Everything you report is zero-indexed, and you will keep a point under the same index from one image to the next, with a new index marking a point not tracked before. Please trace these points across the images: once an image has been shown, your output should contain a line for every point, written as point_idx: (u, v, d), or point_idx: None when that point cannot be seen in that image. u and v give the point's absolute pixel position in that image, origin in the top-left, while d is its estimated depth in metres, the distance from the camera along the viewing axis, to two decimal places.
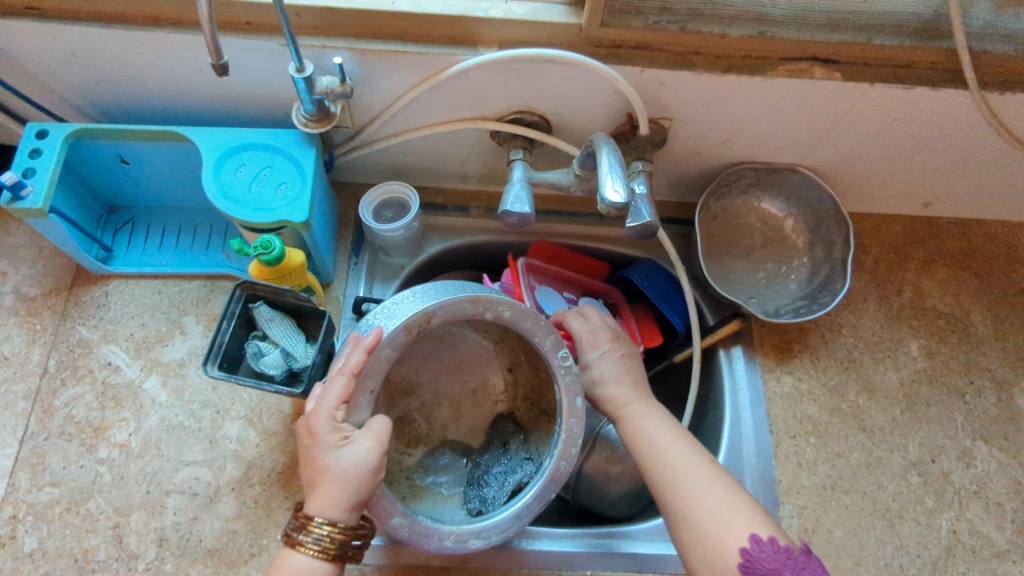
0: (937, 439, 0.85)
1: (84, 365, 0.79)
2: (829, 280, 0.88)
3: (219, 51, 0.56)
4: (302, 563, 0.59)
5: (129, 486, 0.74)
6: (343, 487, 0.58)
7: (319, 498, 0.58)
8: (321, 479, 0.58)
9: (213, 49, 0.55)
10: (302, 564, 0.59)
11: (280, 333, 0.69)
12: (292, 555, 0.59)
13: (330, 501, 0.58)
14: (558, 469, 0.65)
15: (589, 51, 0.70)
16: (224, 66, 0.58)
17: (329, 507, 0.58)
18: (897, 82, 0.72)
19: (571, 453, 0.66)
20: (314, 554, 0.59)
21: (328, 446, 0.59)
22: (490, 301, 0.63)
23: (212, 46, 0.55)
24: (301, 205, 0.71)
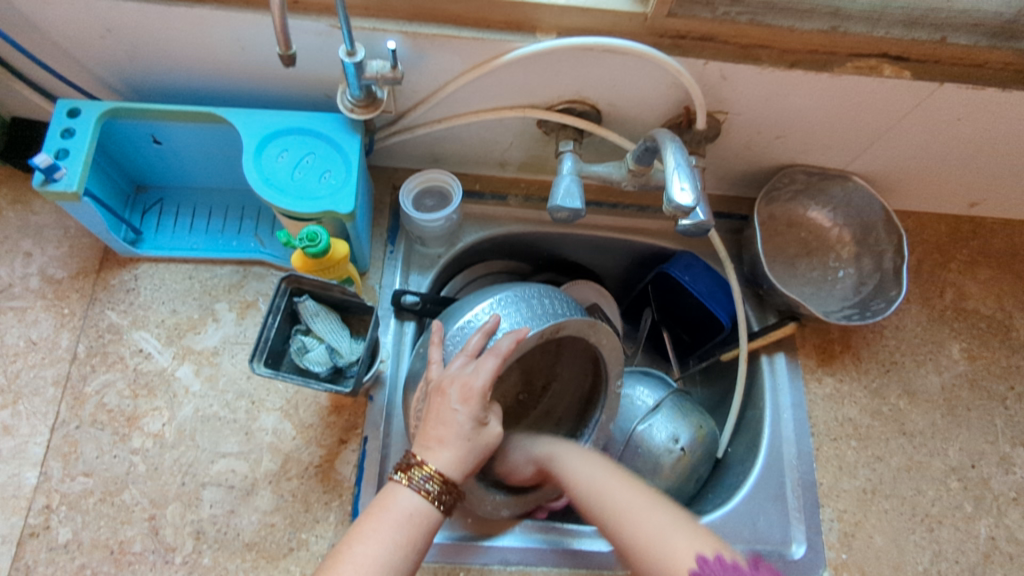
0: (977, 444, 0.84)
1: (114, 352, 0.77)
2: (879, 288, 0.87)
3: (288, 40, 0.55)
4: (410, 502, 0.56)
5: (164, 477, 0.72)
6: (474, 452, 0.60)
7: (448, 455, 0.58)
8: (451, 443, 0.59)
9: (283, 38, 0.53)
10: (411, 503, 0.56)
11: (326, 328, 0.66)
12: (404, 491, 0.57)
13: (454, 463, 0.58)
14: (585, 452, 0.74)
15: (651, 41, 0.67)
16: (292, 57, 0.56)
17: (452, 466, 0.58)
18: (968, 83, 0.69)
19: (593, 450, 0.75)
20: (425, 499, 0.57)
21: (471, 418, 0.59)
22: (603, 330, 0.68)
23: (281, 34, 0.54)
24: (346, 195, 0.68)
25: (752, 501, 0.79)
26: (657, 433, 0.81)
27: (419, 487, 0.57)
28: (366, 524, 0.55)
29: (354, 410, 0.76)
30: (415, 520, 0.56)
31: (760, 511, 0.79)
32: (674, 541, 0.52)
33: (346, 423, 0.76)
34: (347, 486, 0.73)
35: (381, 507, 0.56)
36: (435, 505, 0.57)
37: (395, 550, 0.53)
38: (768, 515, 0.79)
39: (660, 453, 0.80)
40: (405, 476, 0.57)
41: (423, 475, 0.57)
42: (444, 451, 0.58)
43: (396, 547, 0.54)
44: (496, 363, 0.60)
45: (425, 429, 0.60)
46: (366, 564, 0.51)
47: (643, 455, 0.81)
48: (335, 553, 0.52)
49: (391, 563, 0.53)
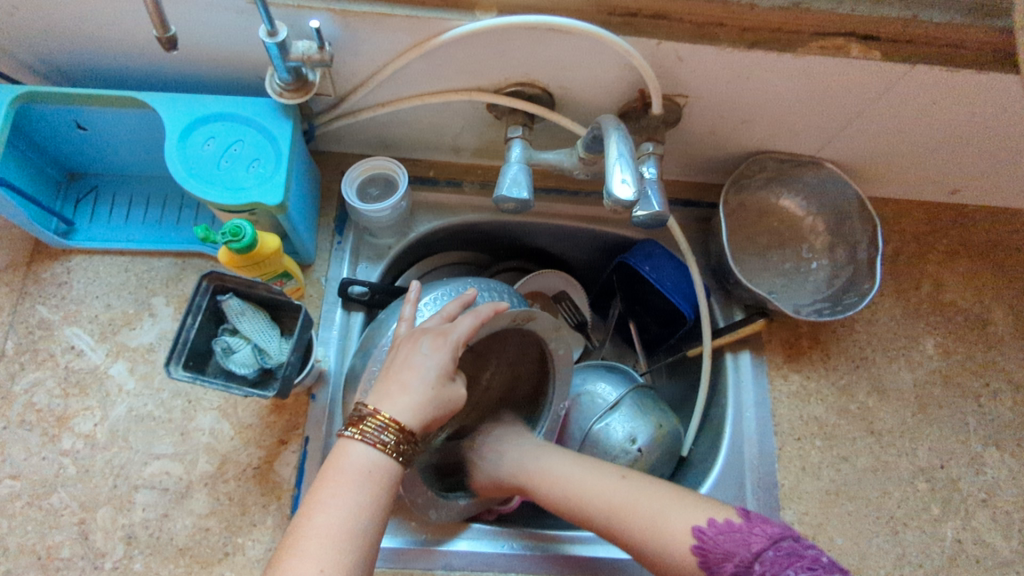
0: (948, 443, 0.81)
1: (45, 349, 0.73)
2: (853, 281, 0.82)
3: (168, 23, 0.51)
4: (364, 458, 0.54)
5: (94, 480, 0.69)
6: (435, 403, 0.57)
7: (408, 401, 0.56)
8: (413, 389, 0.57)
9: (159, 20, 0.50)
10: (366, 458, 0.54)
11: (253, 327, 0.62)
12: (357, 445, 0.54)
13: (413, 410, 0.56)
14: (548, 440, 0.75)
15: (600, 20, 0.63)
16: (173, 40, 0.52)
17: (408, 413, 0.56)
18: (943, 64, 0.64)
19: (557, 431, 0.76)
20: (382, 452, 0.54)
21: (440, 366, 0.57)
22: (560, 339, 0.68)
23: (158, 16, 0.50)
24: (274, 185, 0.64)
25: (712, 503, 0.76)
26: (612, 433, 0.78)
27: (374, 440, 0.54)
28: (324, 487, 0.52)
29: (294, 410, 0.73)
30: (372, 470, 0.54)
31: None
32: (674, 512, 0.59)
33: (287, 423, 0.73)
34: (286, 489, 0.70)
35: (333, 468, 0.54)
36: (393, 457, 0.54)
37: (360, 511, 0.52)
38: None
39: (616, 451, 0.78)
40: (358, 430, 0.55)
41: (376, 426, 0.55)
42: (404, 396, 0.56)
43: (359, 507, 0.52)
44: (478, 319, 0.59)
45: (386, 377, 0.58)
46: (331, 533, 0.50)
47: (600, 455, 0.78)
48: (296, 527, 0.51)
49: (358, 528, 0.51)
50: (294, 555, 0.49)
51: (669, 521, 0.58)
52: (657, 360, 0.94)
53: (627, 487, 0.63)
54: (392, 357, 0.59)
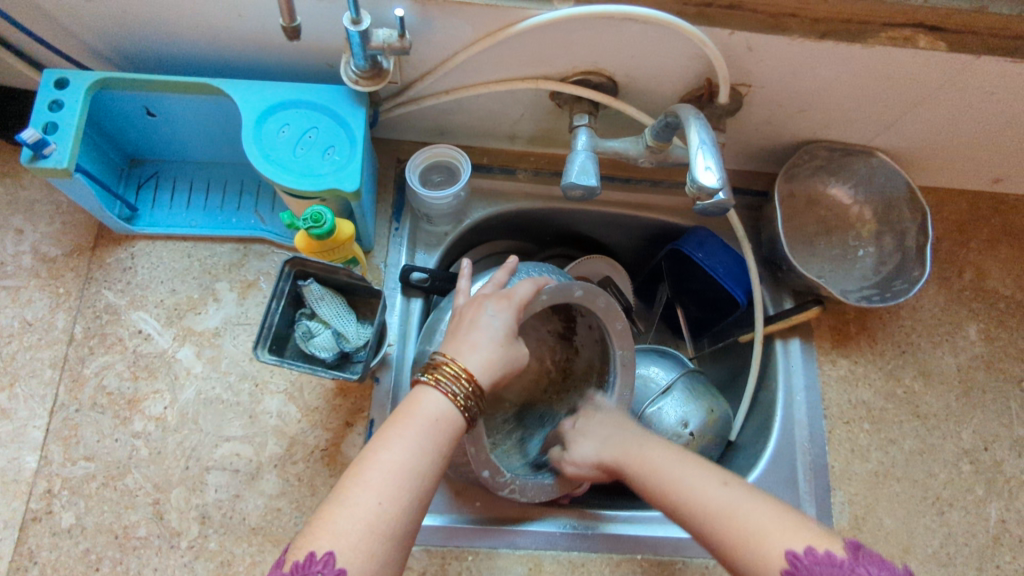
0: (991, 426, 0.83)
1: (112, 333, 0.74)
2: (901, 268, 0.84)
3: (293, 14, 0.57)
4: (437, 404, 0.55)
5: (167, 461, 0.71)
6: (500, 361, 0.60)
7: (477, 358, 0.58)
8: (482, 347, 0.59)
9: (287, 10, 0.56)
10: (439, 407, 0.55)
11: (331, 312, 0.64)
12: (430, 392, 0.56)
13: (482, 369, 0.58)
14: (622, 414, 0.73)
15: (675, 9, 0.63)
16: (297, 28, 0.58)
17: (481, 372, 0.58)
18: (1008, 56, 0.65)
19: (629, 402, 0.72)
20: (452, 405, 0.56)
21: (505, 324, 0.61)
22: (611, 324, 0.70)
23: (286, 7, 0.56)
24: (350, 172, 0.65)
25: (763, 484, 0.78)
26: (667, 417, 0.79)
27: (447, 390, 0.56)
28: (393, 430, 0.53)
29: (360, 393, 0.74)
30: (441, 422, 0.55)
31: (772, 494, 0.78)
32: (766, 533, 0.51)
33: (352, 406, 0.74)
34: None
35: (406, 412, 0.55)
36: (461, 413, 0.56)
37: (423, 455, 0.53)
38: (778, 497, 0.78)
39: (668, 435, 0.79)
40: (432, 377, 0.56)
41: (449, 374, 0.56)
42: (474, 353, 0.58)
43: (422, 452, 0.53)
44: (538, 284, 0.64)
45: (454, 337, 0.60)
46: (394, 471, 0.51)
47: (654, 438, 0.79)
48: (362, 459, 0.52)
49: (416, 468, 0.52)
50: (355, 486, 0.50)
51: (769, 538, 0.51)
52: (703, 346, 0.96)
53: (727, 494, 0.56)
54: (458, 321, 0.62)
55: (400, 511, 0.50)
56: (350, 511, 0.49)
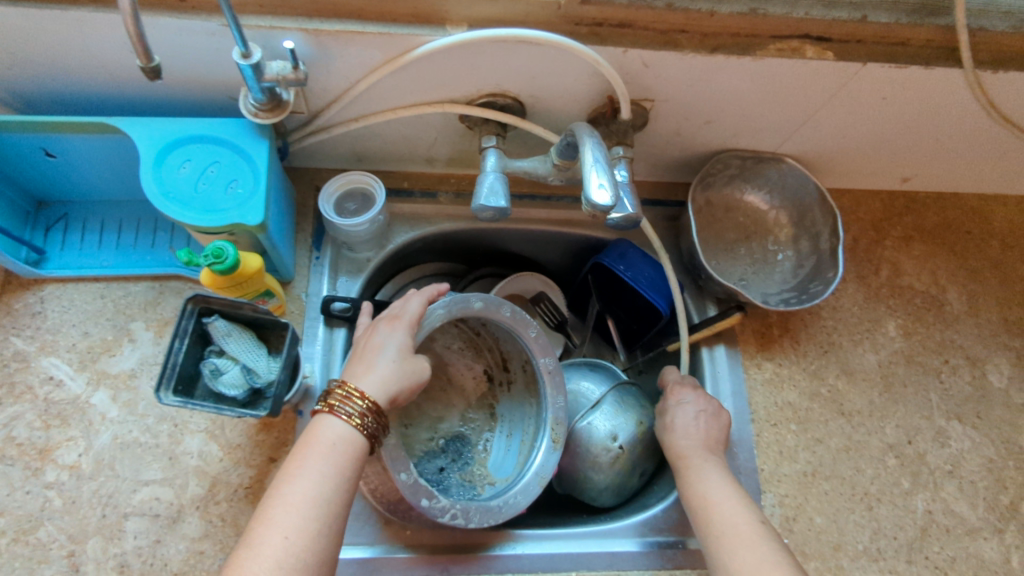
0: (914, 419, 0.85)
1: (22, 381, 0.72)
2: (817, 270, 0.86)
3: (150, 52, 0.50)
4: (334, 429, 0.55)
5: (83, 511, 0.68)
6: (399, 376, 0.60)
7: (374, 375, 0.59)
8: (378, 366, 0.60)
9: (141, 50, 0.49)
10: (336, 430, 0.55)
11: (240, 348, 0.63)
12: (327, 419, 0.56)
13: (379, 385, 0.59)
14: (557, 419, 0.73)
15: (569, 30, 0.64)
16: (157, 69, 0.52)
17: (376, 388, 0.58)
18: (892, 61, 0.68)
19: (561, 402, 0.73)
20: (349, 425, 0.56)
21: (399, 341, 0.62)
22: (523, 322, 0.73)
23: (140, 46, 0.49)
24: (253, 205, 0.64)
25: None
26: (594, 432, 0.79)
27: (344, 413, 0.56)
28: (292, 464, 0.53)
29: (282, 427, 0.73)
30: (342, 443, 0.55)
31: None
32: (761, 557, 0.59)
33: (276, 440, 0.73)
34: None
35: (306, 442, 0.55)
36: (360, 431, 0.56)
37: (327, 482, 0.52)
38: None
39: (596, 450, 0.79)
40: (327, 405, 0.57)
41: (343, 397, 0.57)
42: (371, 373, 0.59)
43: (325, 478, 0.53)
44: (427, 297, 0.67)
45: (352, 363, 0.61)
46: (299, 504, 0.51)
47: (584, 453, 0.79)
48: (266, 500, 0.52)
49: (323, 495, 0.52)
50: (261, 526, 0.50)
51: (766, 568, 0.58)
52: (636, 359, 0.95)
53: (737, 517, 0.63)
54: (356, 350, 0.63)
55: (311, 544, 0.50)
56: (258, 555, 0.48)
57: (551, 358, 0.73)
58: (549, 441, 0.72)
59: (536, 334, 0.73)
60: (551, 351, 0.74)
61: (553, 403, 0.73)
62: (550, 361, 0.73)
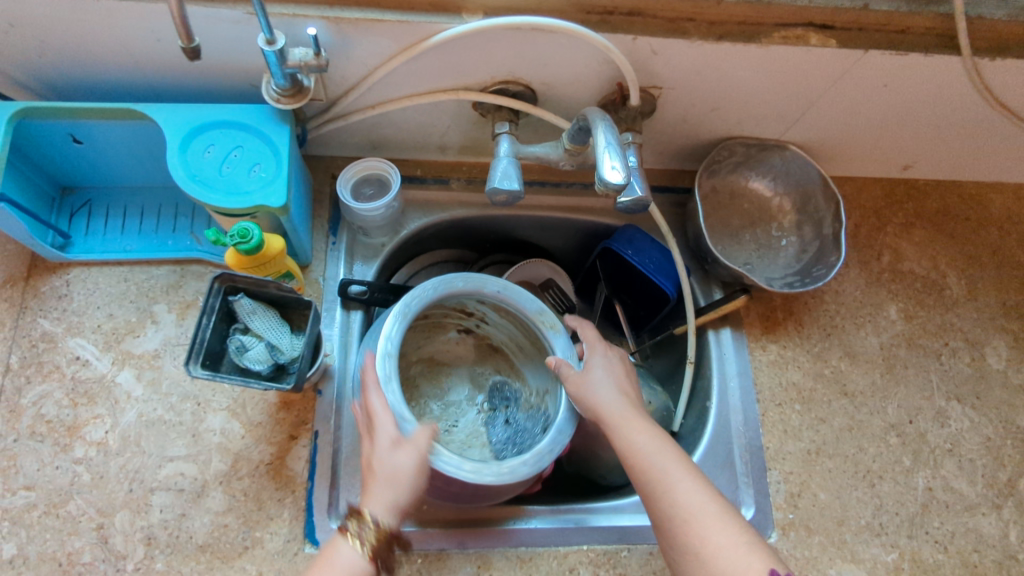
0: (914, 400, 0.87)
1: (50, 361, 0.74)
2: (821, 255, 0.88)
3: (190, 34, 0.52)
4: (348, 561, 0.59)
5: (110, 485, 0.71)
6: (392, 479, 0.61)
7: (372, 501, 0.61)
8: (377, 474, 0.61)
9: (184, 31, 0.51)
10: (346, 556, 0.60)
11: (264, 326, 0.65)
12: (341, 549, 0.60)
13: (375, 500, 0.60)
14: (533, 310, 0.73)
15: (580, 18, 0.67)
16: (196, 50, 0.54)
17: (376, 506, 0.60)
18: (892, 49, 0.70)
19: (523, 305, 0.72)
20: (358, 556, 0.60)
21: (387, 429, 0.63)
22: (440, 280, 0.70)
23: (183, 27, 0.52)
24: (276, 188, 0.66)
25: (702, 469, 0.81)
26: None
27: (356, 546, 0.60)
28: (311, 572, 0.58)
29: (303, 406, 0.76)
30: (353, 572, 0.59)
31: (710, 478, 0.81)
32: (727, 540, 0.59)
33: (296, 418, 0.75)
34: (299, 483, 0.73)
35: (323, 564, 0.59)
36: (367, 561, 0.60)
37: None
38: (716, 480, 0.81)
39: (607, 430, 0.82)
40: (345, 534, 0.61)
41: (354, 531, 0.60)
42: (371, 498, 0.61)
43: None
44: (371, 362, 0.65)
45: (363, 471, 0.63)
46: None
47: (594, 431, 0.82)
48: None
49: None
50: None
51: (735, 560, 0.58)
52: (643, 342, 0.98)
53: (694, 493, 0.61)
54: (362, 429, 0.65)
55: None
56: None
57: (493, 288, 0.72)
58: (546, 330, 0.72)
59: (459, 284, 0.71)
60: (480, 283, 0.71)
61: (524, 311, 0.72)
62: (495, 291, 0.72)
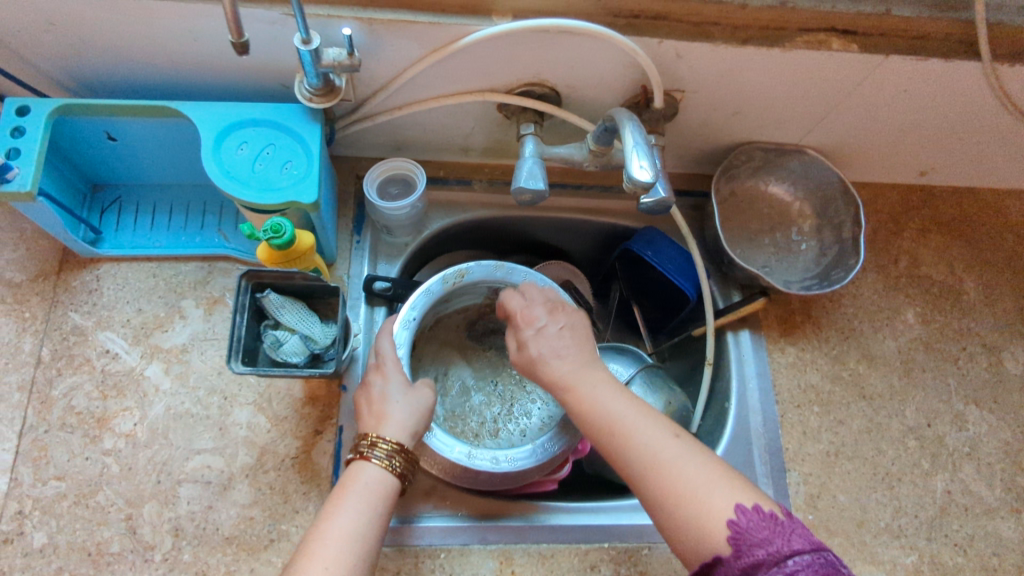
0: (933, 404, 0.88)
1: (80, 354, 0.76)
2: (839, 258, 0.89)
3: (240, 29, 0.55)
4: (373, 478, 0.60)
5: (138, 477, 0.72)
6: (410, 414, 0.65)
7: (393, 421, 0.63)
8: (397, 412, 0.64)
9: (234, 26, 0.54)
10: (372, 476, 0.60)
11: (295, 318, 0.66)
12: (365, 469, 0.60)
13: (400, 426, 0.63)
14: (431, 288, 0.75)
15: (607, 22, 0.68)
16: (245, 45, 0.56)
17: (396, 430, 0.63)
18: (913, 54, 0.71)
19: (425, 296, 0.74)
20: (382, 469, 0.60)
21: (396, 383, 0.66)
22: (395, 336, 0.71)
23: (233, 23, 0.54)
24: (307, 185, 0.68)
25: None
26: None
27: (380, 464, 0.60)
28: (333, 503, 0.57)
29: (328, 401, 0.76)
30: (377, 488, 0.59)
31: None
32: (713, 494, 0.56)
33: (321, 413, 0.76)
34: (324, 476, 0.73)
35: (343, 486, 0.59)
36: (391, 473, 0.60)
37: (364, 522, 0.57)
38: None
39: None
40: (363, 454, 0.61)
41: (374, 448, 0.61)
42: (389, 420, 0.63)
43: (363, 518, 0.57)
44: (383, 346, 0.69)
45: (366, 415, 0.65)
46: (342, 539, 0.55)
47: None
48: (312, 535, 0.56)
49: (362, 533, 0.56)
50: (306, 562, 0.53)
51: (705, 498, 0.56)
52: (661, 343, 0.98)
53: (677, 447, 0.59)
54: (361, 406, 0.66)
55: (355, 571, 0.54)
56: None
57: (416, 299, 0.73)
58: (459, 274, 0.76)
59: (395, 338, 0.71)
60: (397, 322, 0.71)
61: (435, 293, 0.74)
62: (412, 313, 0.72)
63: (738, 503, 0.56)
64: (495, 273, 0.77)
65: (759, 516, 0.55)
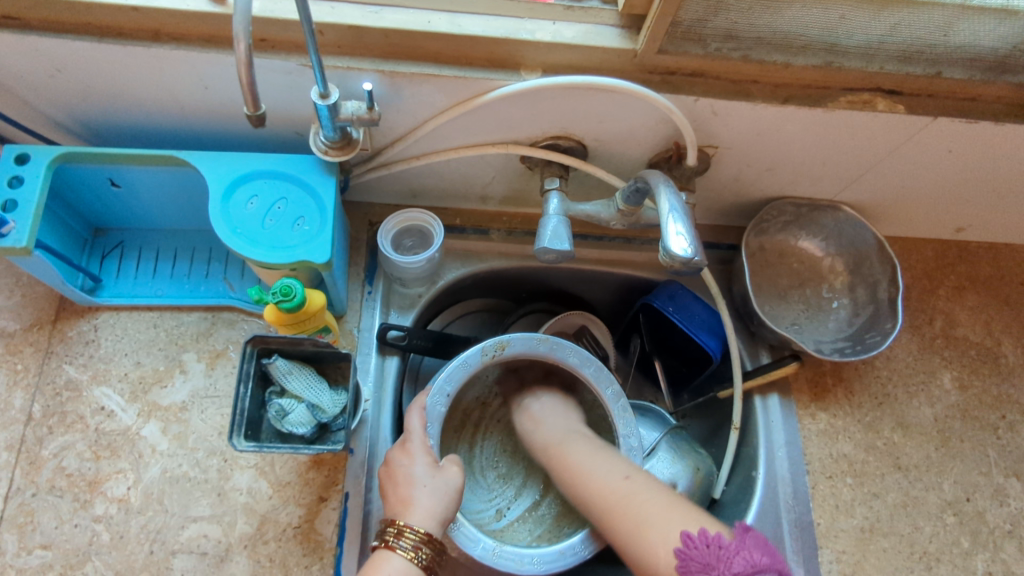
0: (971, 476, 0.83)
1: (73, 411, 0.71)
2: (874, 320, 0.84)
3: (257, 101, 0.51)
4: (395, 568, 0.56)
5: (130, 546, 0.67)
6: (438, 499, 0.61)
7: (418, 509, 0.59)
8: (418, 498, 0.60)
9: (251, 99, 0.50)
10: (396, 567, 0.56)
11: (302, 385, 0.62)
12: (386, 561, 0.56)
13: (427, 513, 0.59)
14: (466, 364, 0.67)
15: (641, 78, 0.64)
16: (262, 117, 0.52)
17: (425, 519, 0.59)
18: (962, 117, 0.67)
19: (457, 371, 0.67)
20: (406, 560, 0.56)
21: (421, 464, 0.62)
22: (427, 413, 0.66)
23: (250, 95, 0.50)
24: (320, 244, 0.64)
25: None
26: (653, 479, 0.78)
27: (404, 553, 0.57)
28: None
29: (333, 465, 0.71)
30: None
31: None
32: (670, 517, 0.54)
33: (326, 478, 0.71)
34: (328, 548, 0.69)
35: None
36: (416, 565, 0.56)
37: None
38: None
39: None
40: (386, 542, 0.57)
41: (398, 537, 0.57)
42: (412, 507, 0.59)
43: None
44: (422, 416, 0.65)
45: (389, 500, 0.61)
46: None
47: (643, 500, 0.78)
48: None
49: None
50: None
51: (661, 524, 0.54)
52: (683, 402, 0.94)
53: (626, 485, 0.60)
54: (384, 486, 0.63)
55: None
56: None
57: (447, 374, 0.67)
58: (494, 346, 0.68)
59: (426, 412, 0.66)
60: (428, 398, 0.66)
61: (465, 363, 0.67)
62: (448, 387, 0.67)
63: (680, 532, 0.52)
64: (539, 348, 0.69)
65: (694, 545, 0.51)
